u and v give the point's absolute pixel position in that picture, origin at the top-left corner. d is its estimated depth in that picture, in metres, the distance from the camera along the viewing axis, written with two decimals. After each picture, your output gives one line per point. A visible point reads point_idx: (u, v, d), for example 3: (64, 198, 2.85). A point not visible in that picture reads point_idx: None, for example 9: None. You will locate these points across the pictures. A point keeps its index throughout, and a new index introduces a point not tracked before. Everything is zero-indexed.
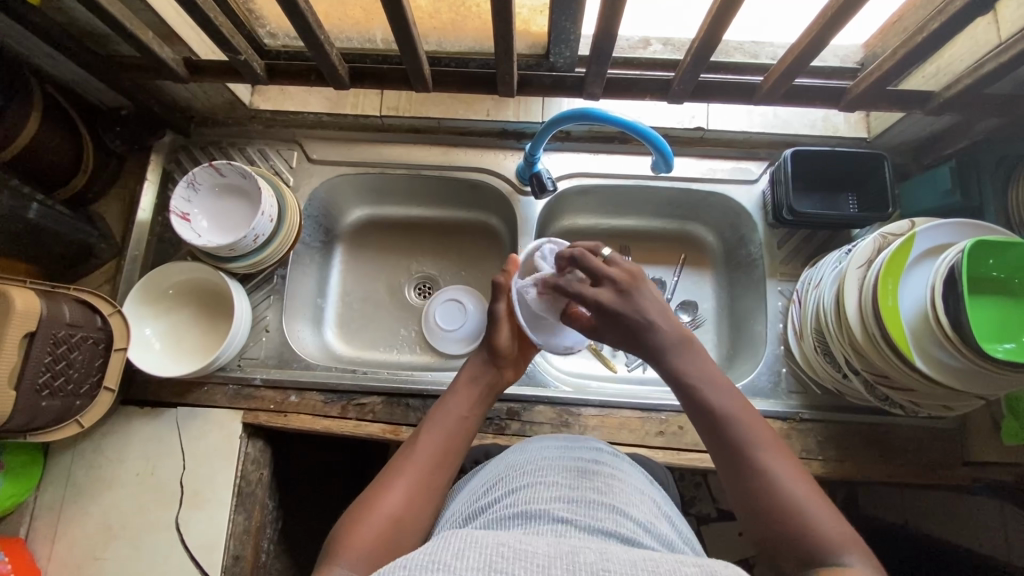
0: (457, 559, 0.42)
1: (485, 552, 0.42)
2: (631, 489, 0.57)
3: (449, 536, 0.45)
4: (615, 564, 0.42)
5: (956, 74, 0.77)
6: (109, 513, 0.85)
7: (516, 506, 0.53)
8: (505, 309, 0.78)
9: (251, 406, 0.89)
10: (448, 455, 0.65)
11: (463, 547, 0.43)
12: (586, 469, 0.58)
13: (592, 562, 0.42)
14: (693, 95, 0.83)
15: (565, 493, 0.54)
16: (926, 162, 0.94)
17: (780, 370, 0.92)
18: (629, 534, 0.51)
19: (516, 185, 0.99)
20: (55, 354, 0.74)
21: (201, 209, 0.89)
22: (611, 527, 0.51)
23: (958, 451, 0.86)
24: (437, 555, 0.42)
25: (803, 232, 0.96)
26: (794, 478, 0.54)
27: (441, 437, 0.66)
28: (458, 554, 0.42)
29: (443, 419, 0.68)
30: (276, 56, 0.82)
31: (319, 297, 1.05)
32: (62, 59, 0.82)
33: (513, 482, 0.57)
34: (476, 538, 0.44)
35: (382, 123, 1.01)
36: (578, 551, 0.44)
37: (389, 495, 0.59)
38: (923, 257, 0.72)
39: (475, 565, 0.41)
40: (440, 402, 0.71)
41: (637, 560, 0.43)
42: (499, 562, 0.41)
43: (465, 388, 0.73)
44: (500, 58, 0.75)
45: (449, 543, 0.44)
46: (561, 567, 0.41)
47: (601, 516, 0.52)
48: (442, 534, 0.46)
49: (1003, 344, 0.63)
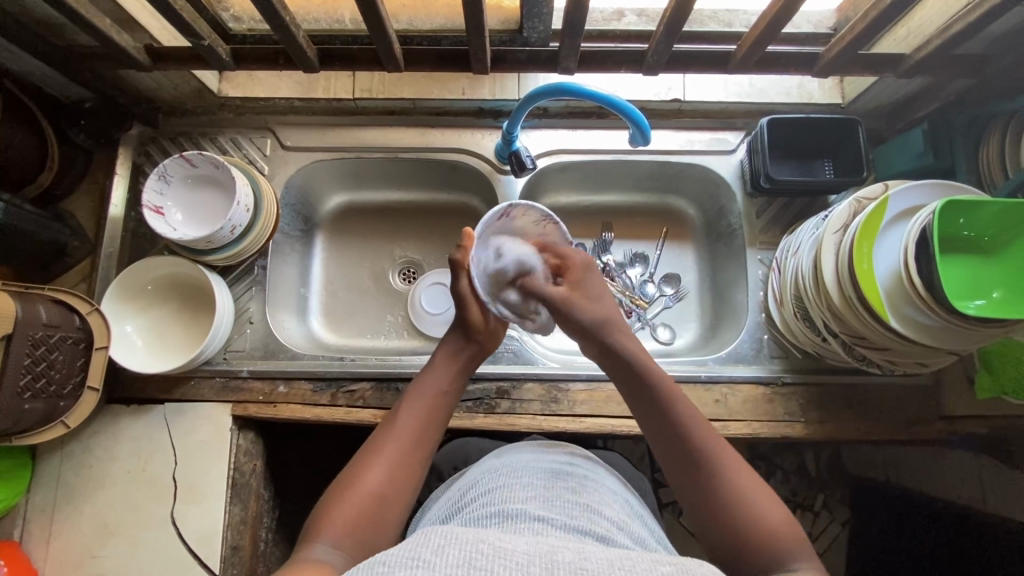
0: (437, 556, 0.43)
1: (464, 549, 0.44)
2: (602, 490, 0.61)
3: (429, 533, 0.47)
4: (592, 563, 0.44)
5: (926, 36, 0.77)
6: (104, 511, 0.85)
7: (495, 506, 0.55)
8: (467, 286, 0.78)
9: (239, 398, 0.89)
10: (427, 429, 0.67)
11: (443, 544, 0.44)
12: (561, 473, 0.61)
13: (569, 560, 0.44)
14: (668, 66, 0.82)
15: (541, 494, 0.57)
16: (900, 125, 0.95)
17: (763, 337, 0.94)
18: (603, 532, 0.53)
19: (495, 165, 0.98)
20: (35, 356, 0.73)
21: (174, 201, 0.87)
22: (587, 525, 0.53)
23: (934, 406, 0.89)
24: (418, 551, 0.43)
25: (782, 200, 0.97)
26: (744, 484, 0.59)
27: (422, 409, 0.68)
28: (438, 551, 0.44)
29: (423, 393, 0.69)
30: (242, 41, 0.80)
31: (302, 287, 1.04)
32: (17, 52, 0.79)
33: (491, 484, 0.60)
34: (455, 535, 0.45)
35: (355, 106, 0.99)
36: (557, 550, 0.45)
37: (371, 470, 0.60)
38: (898, 219, 0.73)
39: (454, 562, 0.42)
40: (418, 378, 0.72)
41: (614, 560, 0.45)
42: (479, 559, 0.43)
43: (444, 362, 0.74)
44: (472, 34, 0.73)
45: (430, 541, 0.45)
46: (539, 565, 0.43)
47: (576, 513, 0.54)
48: (422, 532, 0.47)
49: (973, 301, 0.65)
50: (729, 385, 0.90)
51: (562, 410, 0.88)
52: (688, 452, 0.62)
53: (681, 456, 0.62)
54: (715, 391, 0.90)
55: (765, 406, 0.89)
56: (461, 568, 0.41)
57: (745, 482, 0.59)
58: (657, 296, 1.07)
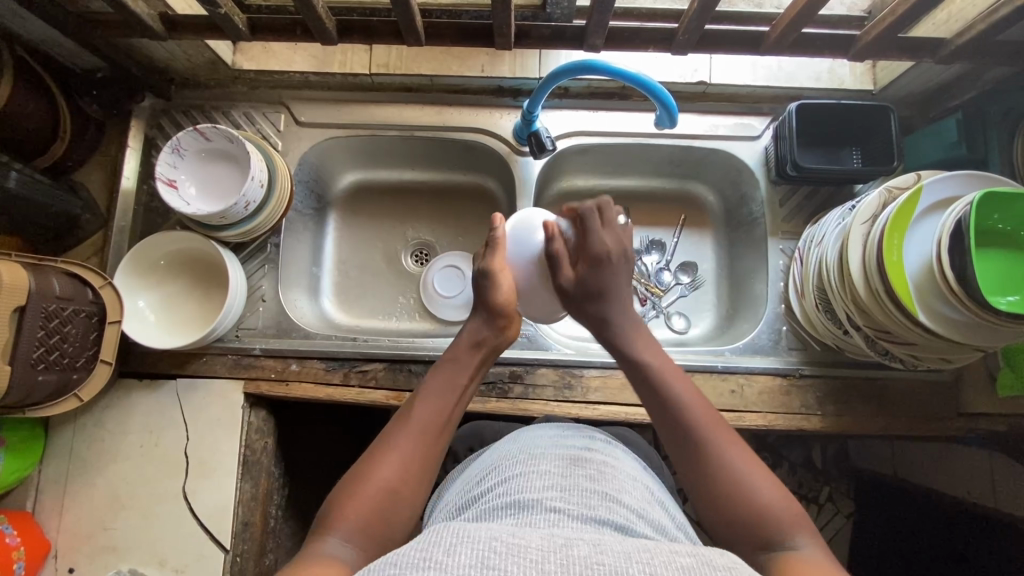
0: (449, 556, 0.42)
1: (476, 547, 0.42)
2: (623, 476, 0.60)
3: (441, 531, 0.46)
4: (609, 557, 0.43)
5: (969, 20, 0.74)
6: (116, 484, 0.85)
7: (510, 496, 0.54)
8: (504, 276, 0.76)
9: (252, 375, 0.89)
10: (441, 429, 0.64)
11: (454, 543, 0.43)
12: (579, 459, 0.61)
13: (584, 555, 0.43)
14: (699, 45, 0.79)
15: (558, 483, 0.56)
16: (932, 114, 0.92)
17: (781, 329, 0.92)
18: (621, 520, 0.53)
19: (513, 146, 0.96)
20: (49, 329, 0.73)
21: (188, 176, 0.86)
22: (605, 514, 0.53)
23: (954, 402, 0.88)
24: (429, 551, 0.42)
25: (806, 189, 0.95)
26: (745, 464, 0.58)
27: (436, 404, 0.65)
28: (449, 551, 0.42)
29: (438, 391, 0.67)
30: (257, 11, 0.78)
31: (314, 266, 1.03)
32: (29, 17, 0.77)
33: (507, 473, 0.59)
34: (467, 533, 0.44)
35: (372, 82, 0.96)
36: (572, 544, 0.44)
37: (382, 467, 0.58)
38: (930, 212, 0.71)
39: (466, 562, 0.41)
40: (432, 372, 0.70)
41: (630, 552, 0.44)
42: (491, 558, 0.41)
43: (459, 353, 0.71)
44: (497, 7, 0.71)
45: (441, 540, 0.44)
46: (554, 562, 0.42)
47: (594, 502, 0.54)
48: (434, 529, 0.46)
49: (1006, 296, 0.64)
50: (746, 376, 0.89)
51: (576, 396, 0.87)
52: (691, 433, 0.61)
53: (682, 437, 0.61)
54: (730, 382, 0.88)
55: (781, 398, 0.88)
56: (474, 567, 0.40)
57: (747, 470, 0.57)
58: (673, 284, 1.05)
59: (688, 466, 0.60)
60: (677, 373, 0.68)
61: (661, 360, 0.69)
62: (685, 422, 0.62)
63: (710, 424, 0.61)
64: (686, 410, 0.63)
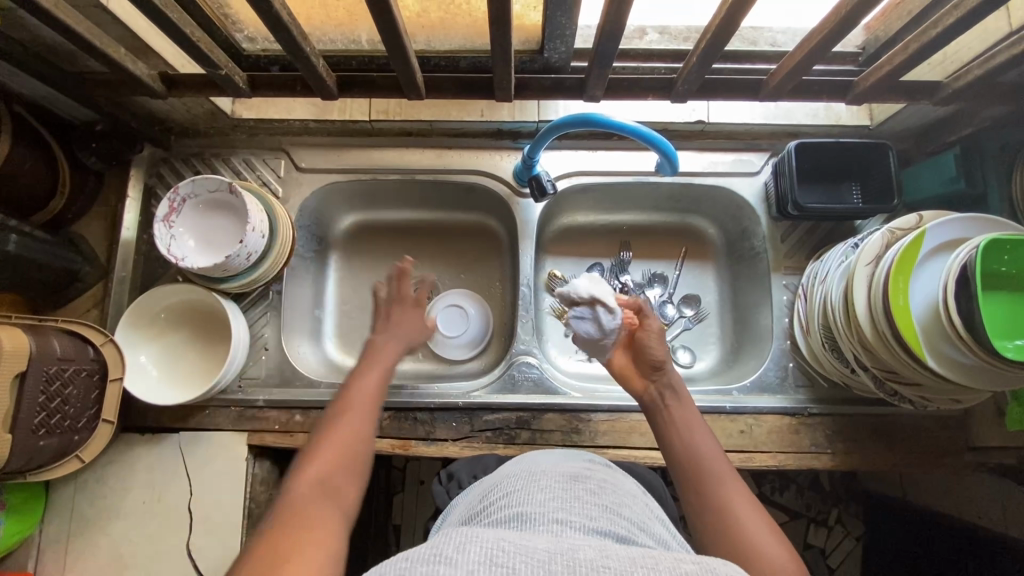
0: (459, 552, 0.40)
1: (486, 545, 0.41)
2: (624, 493, 0.57)
3: (449, 532, 0.44)
4: (614, 561, 0.41)
5: (964, 64, 0.75)
6: (118, 542, 0.84)
7: (510, 509, 0.52)
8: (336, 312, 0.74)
9: (256, 427, 0.88)
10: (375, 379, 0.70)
11: (465, 540, 0.42)
12: (581, 475, 0.58)
13: (590, 558, 0.41)
14: (698, 92, 0.80)
15: (559, 496, 0.53)
16: (929, 149, 0.92)
17: (788, 366, 0.92)
18: (623, 533, 0.50)
19: (514, 188, 0.97)
20: (49, 392, 0.72)
21: (187, 228, 0.85)
22: (607, 526, 0.50)
23: (963, 436, 0.87)
24: (440, 547, 0.41)
25: (807, 224, 0.95)
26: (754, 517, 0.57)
27: (377, 375, 0.70)
28: (460, 547, 0.41)
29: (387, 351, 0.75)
30: (255, 63, 0.78)
31: (316, 309, 1.02)
32: (28, 78, 0.77)
33: (509, 487, 0.56)
34: (476, 533, 0.43)
35: (371, 128, 0.97)
36: (576, 548, 0.42)
37: (345, 424, 0.62)
38: (937, 252, 0.71)
39: (476, 558, 0.39)
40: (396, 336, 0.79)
41: (636, 557, 0.42)
42: (500, 556, 0.40)
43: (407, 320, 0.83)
44: (497, 63, 0.71)
45: (450, 538, 0.43)
46: (560, 563, 0.40)
47: (596, 514, 0.51)
48: (444, 530, 0.44)
49: (1013, 341, 0.63)
50: (754, 416, 0.88)
51: (584, 440, 0.87)
52: (710, 480, 0.61)
53: (700, 483, 0.61)
54: (739, 423, 0.88)
55: (791, 437, 0.88)
56: (483, 564, 0.39)
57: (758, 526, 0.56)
58: (677, 317, 1.05)
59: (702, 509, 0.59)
60: (703, 423, 0.69)
61: (687, 408, 0.70)
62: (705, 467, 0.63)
63: (731, 482, 0.61)
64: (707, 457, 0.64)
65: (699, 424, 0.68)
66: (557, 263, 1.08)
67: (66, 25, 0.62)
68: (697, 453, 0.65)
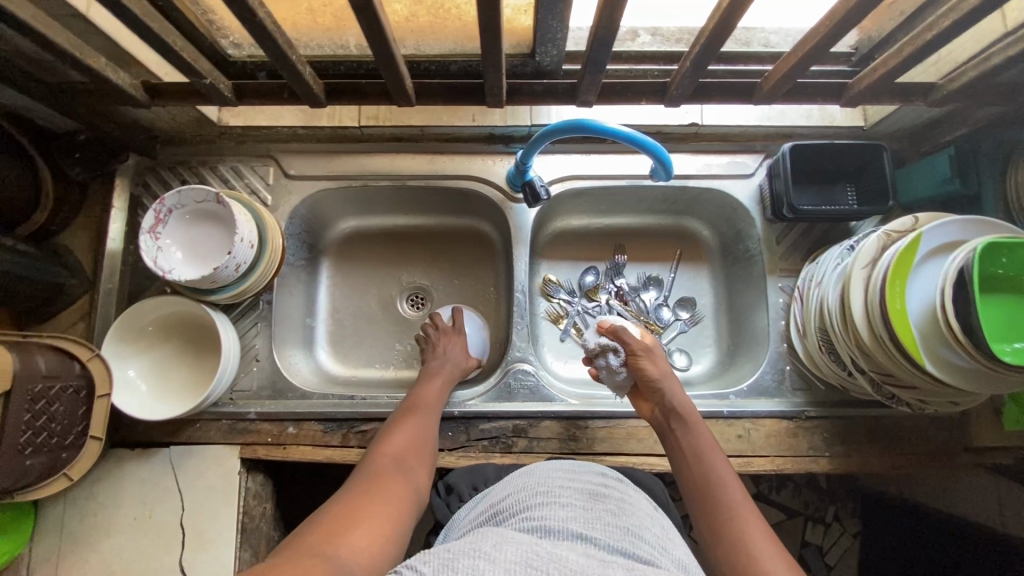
0: (497, 551, 0.44)
1: (521, 550, 0.45)
2: (641, 512, 0.58)
3: (487, 533, 0.48)
4: None
5: (959, 65, 0.74)
6: (109, 561, 0.82)
7: (530, 522, 0.52)
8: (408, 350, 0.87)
9: (248, 440, 0.86)
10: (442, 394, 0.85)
11: (500, 543, 0.45)
12: (598, 494, 0.59)
13: None
14: (691, 95, 0.79)
15: (580, 515, 0.53)
16: (924, 149, 0.92)
17: (785, 368, 0.92)
18: (648, 556, 0.50)
19: (507, 193, 0.95)
20: (35, 411, 0.70)
21: (173, 239, 0.83)
22: (630, 547, 0.50)
23: (961, 436, 0.87)
24: (478, 545, 0.45)
25: (801, 226, 0.95)
26: (769, 550, 0.56)
27: (439, 384, 0.86)
28: (497, 547, 0.45)
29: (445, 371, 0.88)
30: (242, 70, 0.76)
31: (308, 318, 1.01)
32: (7, 88, 0.75)
33: (523, 505, 0.56)
34: (513, 538, 0.47)
35: (362, 133, 0.96)
36: (607, 566, 0.45)
37: (417, 419, 0.79)
38: (931, 255, 0.70)
39: (513, 559, 0.43)
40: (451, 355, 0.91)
41: None
42: (535, 560, 0.44)
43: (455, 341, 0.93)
44: (488, 69, 0.70)
45: (486, 541, 0.46)
46: None
47: (616, 535, 0.51)
48: (481, 532, 0.48)
49: (1011, 344, 0.63)
50: (751, 420, 0.88)
51: (582, 448, 0.86)
52: (724, 509, 0.61)
53: (712, 513, 0.61)
54: (736, 427, 0.87)
55: (789, 441, 0.87)
56: (519, 565, 0.43)
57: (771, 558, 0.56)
58: (673, 320, 1.04)
59: (715, 542, 0.59)
60: (719, 450, 0.68)
61: (703, 435, 0.70)
62: (718, 495, 0.63)
63: (744, 512, 0.60)
64: (722, 484, 0.63)
65: (716, 452, 0.68)
66: (551, 267, 1.07)
67: (43, 35, 0.60)
68: (711, 479, 0.64)
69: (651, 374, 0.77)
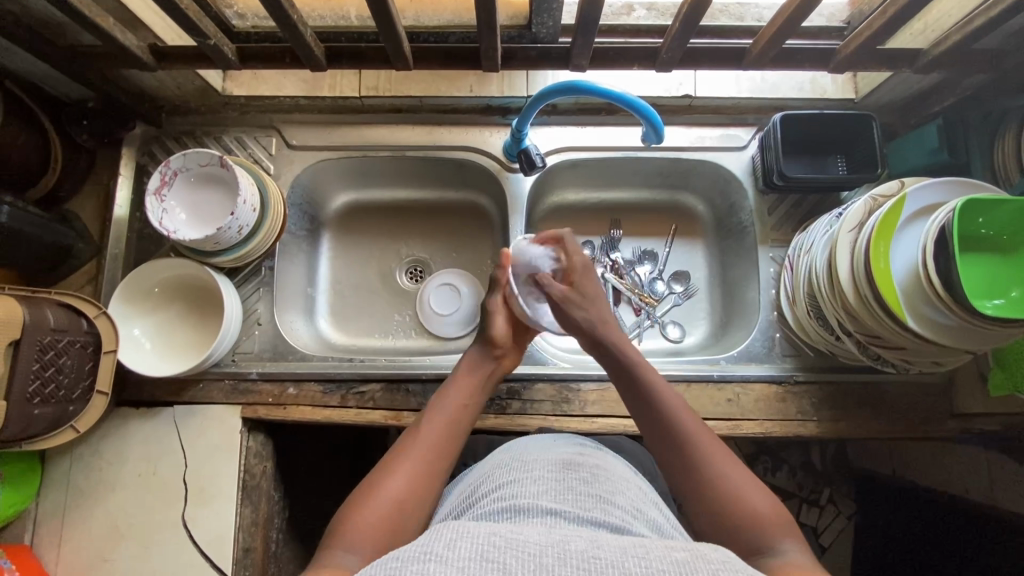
0: (450, 549, 0.42)
1: (476, 542, 0.43)
2: (616, 477, 0.60)
3: (441, 528, 0.46)
4: (605, 551, 0.43)
5: (944, 31, 0.76)
6: (114, 514, 0.85)
7: (503, 502, 0.54)
8: (499, 301, 0.83)
9: (249, 400, 0.89)
10: (444, 442, 0.68)
11: (454, 537, 0.44)
12: (572, 463, 0.60)
13: (581, 549, 0.43)
14: (682, 62, 0.81)
15: (552, 488, 0.55)
16: (913, 121, 0.94)
17: (774, 336, 0.93)
18: (616, 522, 0.52)
19: (504, 163, 0.97)
20: (44, 361, 0.73)
21: (179, 203, 0.86)
22: (600, 516, 0.52)
23: (946, 403, 0.89)
24: (429, 544, 0.43)
25: (793, 198, 0.97)
26: (746, 485, 0.59)
27: (440, 425, 0.69)
28: (450, 544, 0.43)
29: (441, 410, 0.71)
30: (246, 39, 0.79)
31: (309, 287, 1.03)
32: (19, 52, 0.78)
33: (500, 479, 0.58)
34: (467, 528, 0.45)
35: (362, 104, 0.98)
36: (568, 539, 0.45)
37: (392, 481, 0.61)
38: (915, 217, 0.72)
39: (467, 555, 0.42)
40: (443, 391, 0.75)
41: (626, 547, 0.44)
42: (491, 551, 0.42)
43: (466, 373, 0.77)
44: (483, 33, 0.72)
45: (442, 534, 0.45)
46: (551, 556, 0.42)
47: (589, 506, 0.53)
48: (435, 527, 0.47)
49: (992, 301, 0.64)
50: (741, 385, 0.90)
51: (575, 410, 0.88)
52: (696, 450, 0.63)
53: (684, 457, 0.63)
54: (727, 391, 0.89)
55: (778, 405, 0.89)
56: (475, 560, 0.41)
57: (750, 493, 0.59)
58: (667, 293, 1.06)
59: (693, 486, 0.61)
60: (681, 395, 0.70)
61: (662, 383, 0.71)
62: (686, 437, 0.65)
63: (716, 452, 0.63)
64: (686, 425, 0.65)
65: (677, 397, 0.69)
66: None
67: None
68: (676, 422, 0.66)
69: (579, 320, 0.78)
